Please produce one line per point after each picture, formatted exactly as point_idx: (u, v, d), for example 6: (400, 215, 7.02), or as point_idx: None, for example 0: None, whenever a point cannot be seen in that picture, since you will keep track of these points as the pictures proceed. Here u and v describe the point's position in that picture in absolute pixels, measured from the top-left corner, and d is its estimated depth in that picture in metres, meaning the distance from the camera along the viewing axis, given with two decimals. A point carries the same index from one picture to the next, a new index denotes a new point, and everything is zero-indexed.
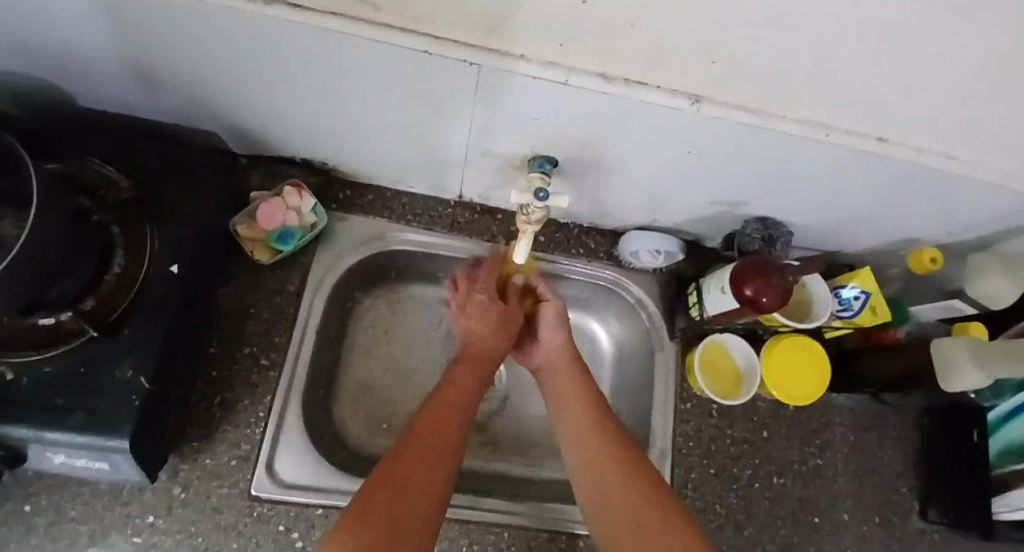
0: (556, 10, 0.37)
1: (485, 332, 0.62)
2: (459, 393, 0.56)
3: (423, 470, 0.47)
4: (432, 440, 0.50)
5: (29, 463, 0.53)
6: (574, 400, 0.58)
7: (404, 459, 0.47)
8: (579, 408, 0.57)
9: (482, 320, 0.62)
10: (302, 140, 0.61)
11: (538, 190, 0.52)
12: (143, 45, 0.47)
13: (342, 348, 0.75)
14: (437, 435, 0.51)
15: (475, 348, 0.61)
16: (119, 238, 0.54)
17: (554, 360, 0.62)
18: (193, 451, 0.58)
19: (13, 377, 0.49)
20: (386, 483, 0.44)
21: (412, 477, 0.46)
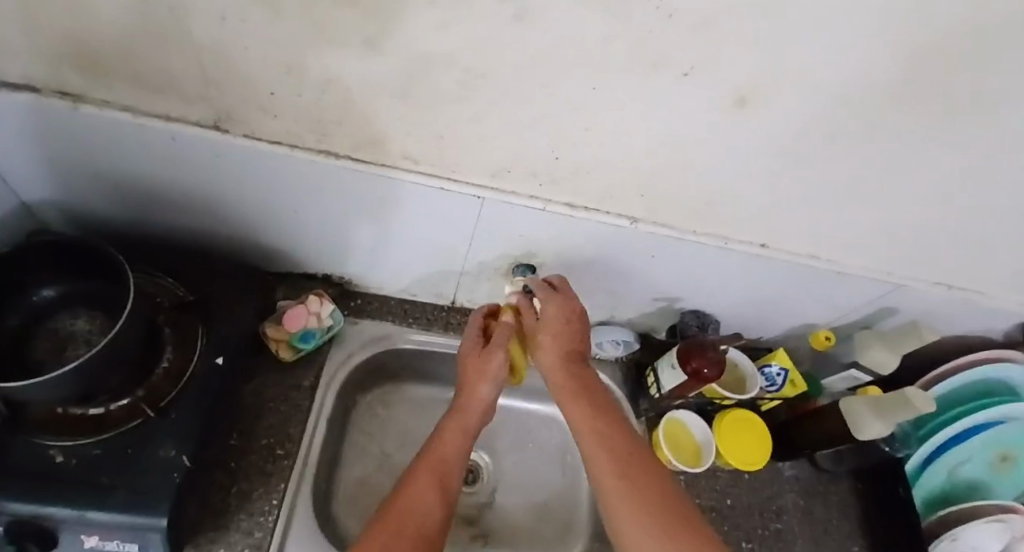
0: (537, 161, 0.55)
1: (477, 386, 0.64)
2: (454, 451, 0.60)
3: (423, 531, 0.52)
4: (423, 492, 0.55)
5: (54, 551, 0.54)
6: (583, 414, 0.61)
7: (401, 516, 0.52)
8: (587, 424, 0.60)
9: (475, 374, 0.65)
10: (325, 256, 0.74)
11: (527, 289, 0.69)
12: (220, 185, 0.62)
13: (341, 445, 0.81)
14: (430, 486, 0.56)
15: (468, 402, 0.63)
16: (169, 337, 0.62)
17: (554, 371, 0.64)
18: (208, 541, 0.60)
19: (63, 458, 0.54)
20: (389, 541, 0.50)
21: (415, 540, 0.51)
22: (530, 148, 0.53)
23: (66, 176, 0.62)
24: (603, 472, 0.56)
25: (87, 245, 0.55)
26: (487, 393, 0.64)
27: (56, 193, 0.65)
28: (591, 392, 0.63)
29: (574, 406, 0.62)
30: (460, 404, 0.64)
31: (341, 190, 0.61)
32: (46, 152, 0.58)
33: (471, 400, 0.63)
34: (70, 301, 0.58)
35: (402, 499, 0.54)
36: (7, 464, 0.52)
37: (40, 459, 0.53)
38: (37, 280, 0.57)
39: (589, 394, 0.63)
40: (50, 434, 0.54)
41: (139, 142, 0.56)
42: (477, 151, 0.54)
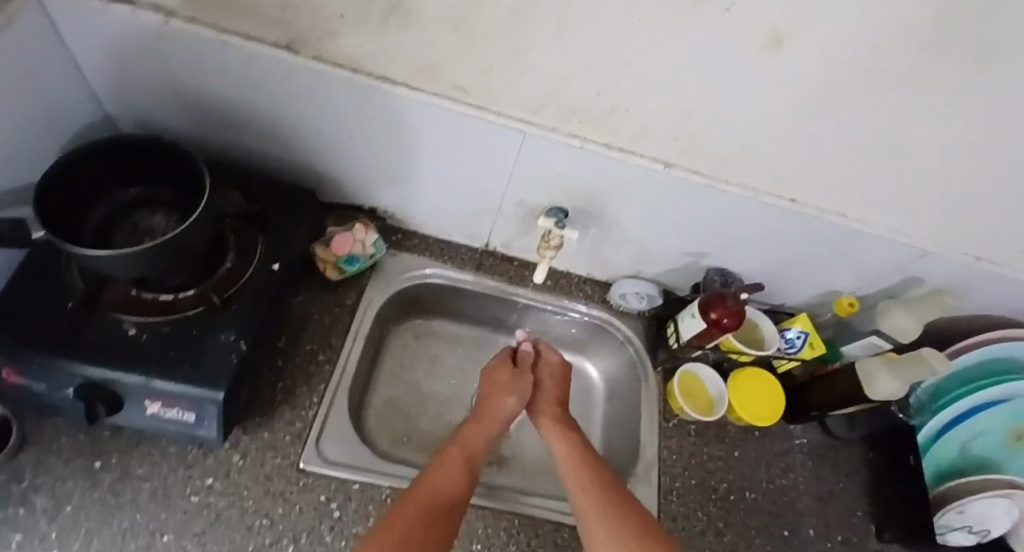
0: (578, 97, 0.58)
1: (503, 401, 0.74)
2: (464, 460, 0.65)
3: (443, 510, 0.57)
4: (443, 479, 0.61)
5: (120, 415, 0.61)
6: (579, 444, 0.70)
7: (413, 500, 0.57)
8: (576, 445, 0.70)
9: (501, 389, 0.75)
10: (373, 187, 0.80)
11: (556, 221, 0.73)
12: (285, 107, 0.68)
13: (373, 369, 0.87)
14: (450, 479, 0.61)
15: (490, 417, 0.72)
16: (233, 244, 0.69)
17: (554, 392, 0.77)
18: (254, 426, 0.68)
19: (135, 333, 0.61)
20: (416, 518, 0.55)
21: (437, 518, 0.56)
22: (573, 82, 0.56)
23: (150, 92, 0.69)
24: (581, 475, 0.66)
25: (173, 147, 0.61)
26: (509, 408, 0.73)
27: (139, 107, 0.72)
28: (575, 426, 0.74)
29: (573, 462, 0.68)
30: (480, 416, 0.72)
31: (393, 119, 0.66)
32: (136, 67, 0.65)
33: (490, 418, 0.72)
34: (149, 201, 0.64)
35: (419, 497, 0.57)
36: (88, 333, 0.59)
37: (117, 331, 0.60)
38: (123, 178, 0.63)
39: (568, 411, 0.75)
40: (126, 310, 0.61)
41: (217, 60, 0.62)
42: (523, 84, 0.58)
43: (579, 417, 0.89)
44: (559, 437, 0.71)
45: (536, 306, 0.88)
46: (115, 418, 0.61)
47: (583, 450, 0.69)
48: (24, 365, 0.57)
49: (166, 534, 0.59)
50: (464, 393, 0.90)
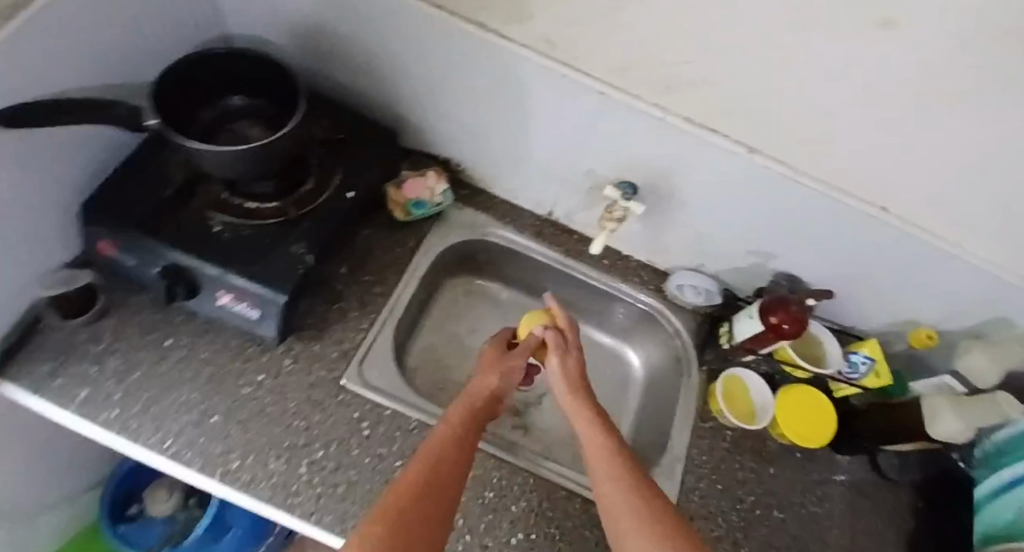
0: (668, 62, 0.57)
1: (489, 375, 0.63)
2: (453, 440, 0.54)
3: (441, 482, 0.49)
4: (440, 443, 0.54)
5: (195, 301, 0.67)
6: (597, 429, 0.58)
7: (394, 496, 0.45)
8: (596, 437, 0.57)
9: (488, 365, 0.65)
10: (451, 138, 0.82)
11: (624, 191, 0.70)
12: (384, 45, 0.71)
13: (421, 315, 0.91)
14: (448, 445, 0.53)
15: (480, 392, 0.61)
16: (316, 166, 0.73)
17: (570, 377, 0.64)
18: (306, 337, 0.72)
19: (219, 230, 0.66)
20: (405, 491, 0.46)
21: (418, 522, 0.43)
22: (664, 47, 0.56)
23: (266, 15, 0.74)
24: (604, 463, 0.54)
25: (281, 66, 0.65)
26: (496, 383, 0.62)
27: (256, 31, 0.78)
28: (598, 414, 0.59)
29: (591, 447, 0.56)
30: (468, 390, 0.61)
31: (482, 67, 0.67)
32: None
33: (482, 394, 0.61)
34: (250, 114, 0.69)
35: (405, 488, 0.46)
36: (181, 222, 0.66)
37: (204, 225, 0.66)
38: (232, 89, 0.68)
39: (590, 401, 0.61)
40: (214, 207, 0.67)
41: None
42: (614, 44, 0.58)
43: (614, 401, 0.90)
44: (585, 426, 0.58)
45: (588, 283, 0.88)
46: (191, 303, 0.67)
47: (608, 433, 0.57)
48: (123, 241, 0.64)
49: (215, 415, 0.66)
50: None
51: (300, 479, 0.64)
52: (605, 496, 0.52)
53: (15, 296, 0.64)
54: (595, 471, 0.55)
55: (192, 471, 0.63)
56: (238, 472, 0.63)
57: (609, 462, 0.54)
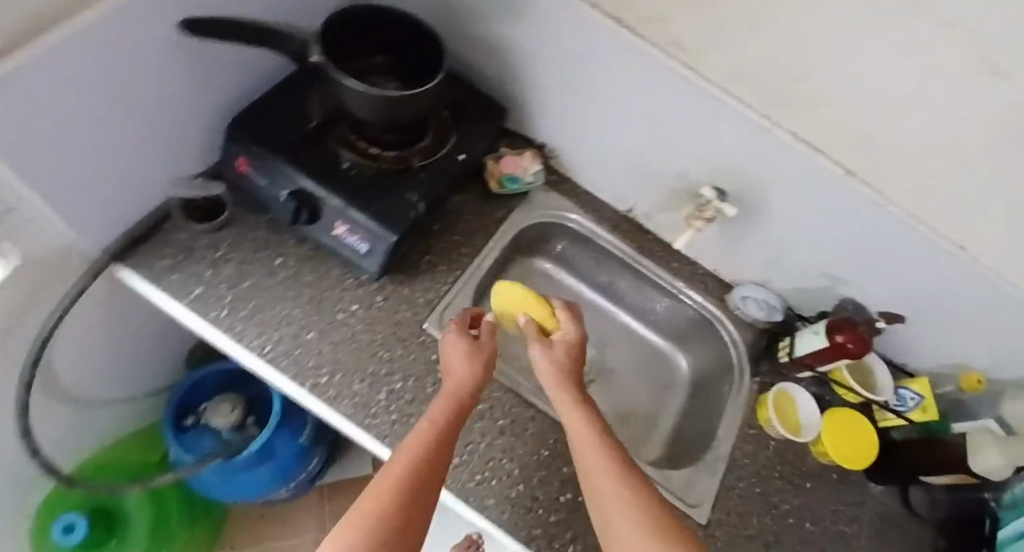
0: (790, 72, 0.60)
1: (460, 365, 0.61)
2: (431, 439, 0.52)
3: (421, 470, 0.49)
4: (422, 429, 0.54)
5: (312, 228, 0.73)
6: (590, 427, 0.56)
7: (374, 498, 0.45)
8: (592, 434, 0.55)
9: (459, 354, 0.62)
10: (552, 125, 0.87)
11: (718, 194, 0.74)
12: (513, 28, 0.76)
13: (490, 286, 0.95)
14: (432, 431, 0.53)
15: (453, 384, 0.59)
16: (434, 127, 0.79)
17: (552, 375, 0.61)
18: (398, 280, 0.78)
19: (347, 167, 0.73)
20: (378, 490, 0.46)
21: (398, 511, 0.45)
22: (789, 65, 0.59)
23: None
24: (599, 458, 0.53)
25: (427, 30, 0.70)
26: (469, 374, 0.60)
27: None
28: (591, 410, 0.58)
29: (587, 443, 0.55)
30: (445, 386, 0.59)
31: (605, 60, 0.71)
32: None
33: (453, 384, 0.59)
34: (385, 69, 0.74)
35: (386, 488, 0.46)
36: (314, 154, 0.72)
37: (335, 161, 0.72)
38: (374, 45, 0.73)
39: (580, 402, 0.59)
40: (346, 146, 0.74)
41: None
42: (742, 52, 0.61)
43: (659, 397, 0.94)
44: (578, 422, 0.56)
45: (654, 282, 0.92)
46: (307, 228, 0.73)
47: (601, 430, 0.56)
48: (259, 160, 0.71)
49: (312, 332, 0.71)
50: None
51: (379, 403, 0.69)
52: (602, 491, 0.50)
53: (152, 194, 0.70)
54: (591, 466, 0.52)
55: (286, 377, 0.68)
56: (326, 386, 0.68)
57: (603, 455, 0.53)
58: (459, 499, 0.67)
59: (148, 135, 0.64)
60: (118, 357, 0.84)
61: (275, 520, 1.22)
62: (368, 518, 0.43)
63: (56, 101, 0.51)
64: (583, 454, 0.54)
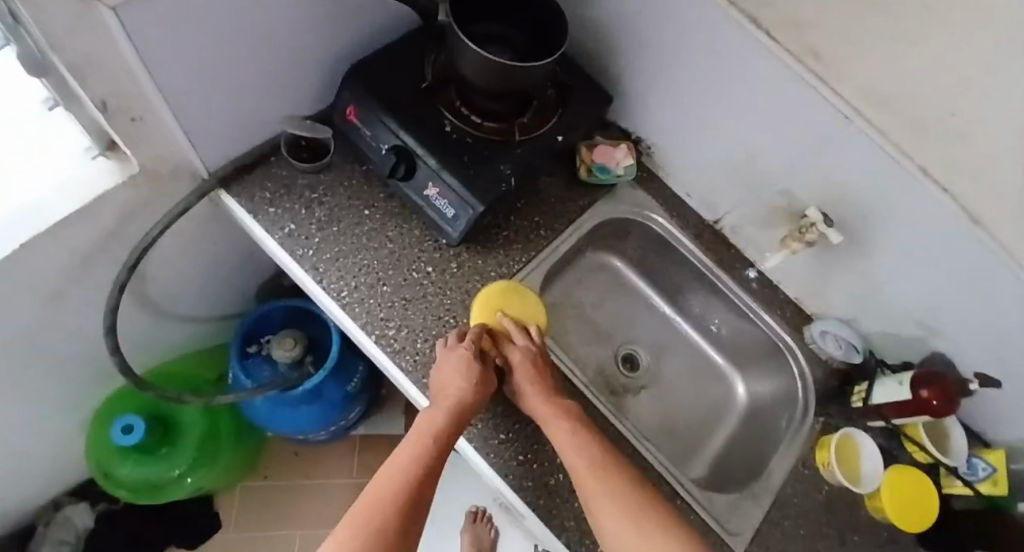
0: (927, 108, 0.51)
1: (449, 379, 0.64)
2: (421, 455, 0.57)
3: (415, 487, 0.55)
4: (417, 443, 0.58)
5: (403, 184, 0.74)
6: (567, 431, 0.62)
7: (368, 514, 0.52)
8: (568, 443, 0.61)
9: (450, 367, 0.64)
10: (655, 120, 0.85)
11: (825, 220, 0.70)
12: (637, 15, 0.73)
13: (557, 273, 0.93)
14: (422, 444, 0.58)
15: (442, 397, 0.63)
16: (538, 103, 0.78)
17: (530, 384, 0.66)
18: (476, 249, 0.78)
19: (449, 130, 0.73)
20: (373, 505, 0.53)
21: (396, 525, 0.52)
22: (925, 105, 0.51)
23: None
24: (576, 461, 0.59)
25: (554, 4, 0.69)
26: (458, 385, 0.63)
27: None
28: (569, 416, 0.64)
29: (567, 446, 0.61)
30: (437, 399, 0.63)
31: (729, 62, 0.68)
32: None
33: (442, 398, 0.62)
34: (503, 37, 0.73)
35: (378, 505, 0.53)
36: (420, 112, 0.73)
37: (438, 123, 0.73)
38: (497, 12, 0.72)
39: (557, 408, 0.64)
40: (447, 108, 0.74)
41: None
42: (881, 78, 0.54)
43: (710, 418, 0.90)
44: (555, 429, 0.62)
45: (729, 298, 0.88)
46: (399, 184, 0.74)
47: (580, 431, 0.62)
48: (368, 110, 0.72)
49: (386, 286, 0.73)
50: (616, 336, 0.95)
51: None
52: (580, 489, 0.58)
53: (265, 128, 0.73)
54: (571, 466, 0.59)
55: (355, 324, 0.70)
56: (391, 339, 0.70)
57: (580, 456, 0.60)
58: (499, 474, 0.67)
59: (274, 71, 0.66)
60: (199, 273, 0.88)
61: (306, 458, 1.27)
62: (371, 534, 0.50)
63: (198, 23, 0.53)
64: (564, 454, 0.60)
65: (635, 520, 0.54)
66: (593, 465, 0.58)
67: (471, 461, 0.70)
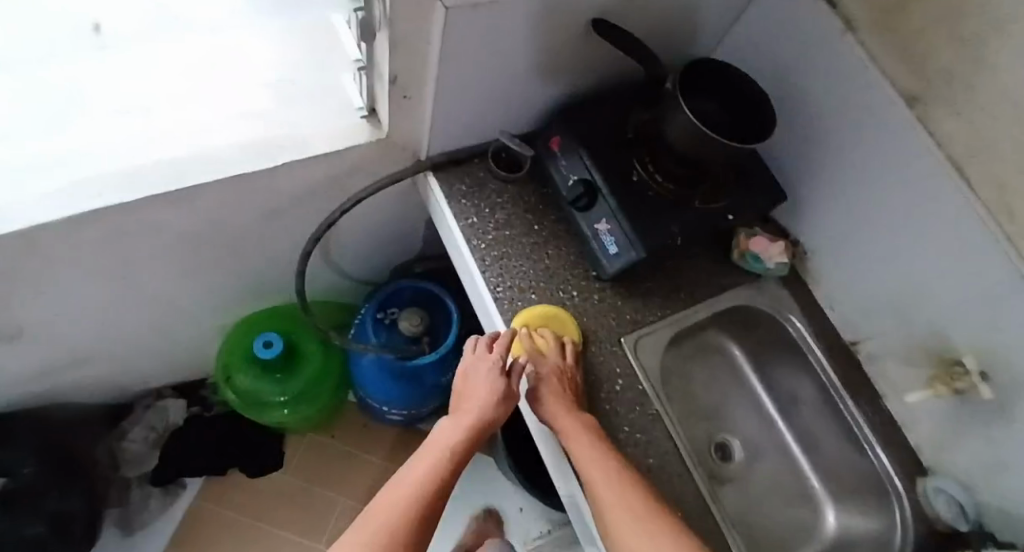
0: None
1: (476, 385, 0.72)
2: (436, 456, 0.66)
3: (431, 486, 0.63)
4: (438, 450, 0.66)
5: (577, 214, 0.82)
6: (587, 445, 0.64)
7: (387, 498, 0.61)
8: (585, 458, 0.63)
9: (479, 375, 0.72)
10: (822, 230, 0.87)
11: (981, 371, 0.69)
12: (845, 133, 0.78)
13: (689, 347, 0.94)
14: (444, 449, 0.66)
15: (469, 404, 0.71)
16: (719, 180, 0.84)
17: (557, 397, 0.69)
18: (620, 291, 0.83)
19: (634, 181, 0.81)
20: (394, 492, 0.62)
21: (408, 513, 0.60)
22: None
23: (757, 61, 0.88)
24: (590, 475, 0.62)
25: (761, 104, 0.75)
26: (481, 394, 0.71)
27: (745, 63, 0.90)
28: (591, 429, 0.67)
29: (582, 454, 0.63)
30: (465, 405, 0.71)
31: (915, 201, 0.71)
32: (775, 43, 0.84)
33: (468, 406, 0.71)
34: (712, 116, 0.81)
35: (400, 491, 0.62)
36: (613, 157, 0.82)
37: (627, 172, 0.81)
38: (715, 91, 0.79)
39: (577, 421, 0.67)
40: (638, 162, 0.82)
41: (844, 71, 0.74)
42: None
43: (787, 537, 0.87)
44: (575, 441, 0.65)
45: (845, 421, 0.87)
46: (573, 213, 0.82)
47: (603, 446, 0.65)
48: (574, 145, 0.81)
49: (534, 294, 0.80)
50: (713, 420, 0.95)
51: None
52: (594, 491, 0.61)
53: (484, 133, 0.84)
54: (585, 477, 0.62)
55: (501, 318, 0.77)
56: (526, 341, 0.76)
57: (595, 467, 0.62)
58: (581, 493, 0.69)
59: (511, 90, 0.76)
60: (368, 233, 1.00)
61: (371, 433, 1.33)
62: (389, 515, 0.59)
63: (480, 42, 0.64)
64: (584, 463, 0.63)
65: (626, 516, 0.58)
66: (607, 479, 0.61)
67: (559, 466, 0.73)
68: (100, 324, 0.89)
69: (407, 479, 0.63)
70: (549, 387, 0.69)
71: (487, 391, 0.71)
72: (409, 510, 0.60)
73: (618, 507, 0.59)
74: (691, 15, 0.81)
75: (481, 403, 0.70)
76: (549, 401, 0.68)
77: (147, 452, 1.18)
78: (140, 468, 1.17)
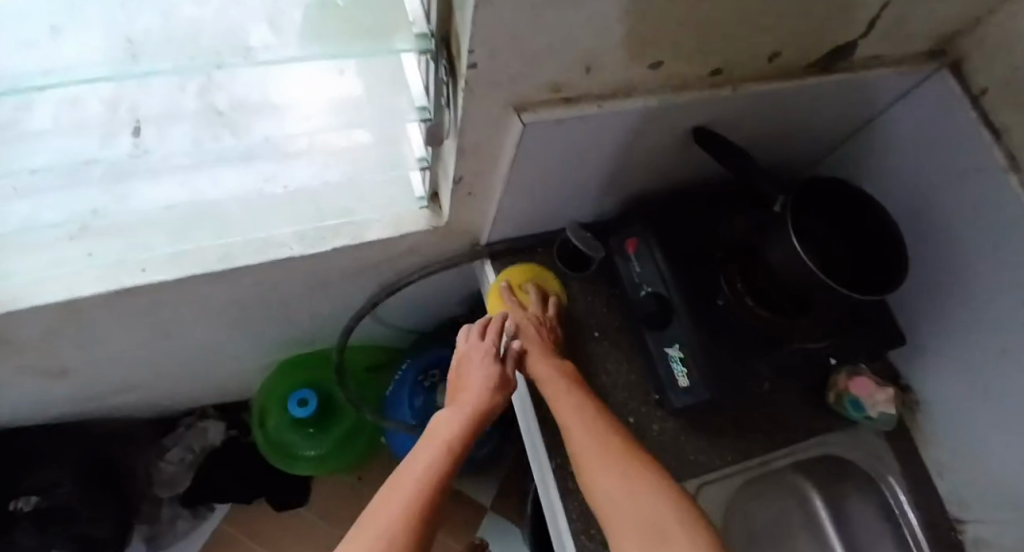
0: None
1: (472, 372, 0.66)
2: (437, 449, 0.58)
3: (432, 479, 0.55)
4: (434, 444, 0.59)
5: (646, 330, 0.72)
6: (583, 411, 0.61)
7: (382, 500, 0.53)
8: (582, 425, 0.59)
9: (472, 360, 0.67)
10: (938, 383, 0.73)
11: None
12: (986, 285, 0.63)
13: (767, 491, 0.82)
14: (440, 440, 0.59)
15: (463, 393, 0.65)
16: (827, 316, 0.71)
17: (551, 368, 0.65)
18: (685, 425, 0.72)
19: (718, 304, 0.70)
20: (389, 494, 0.53)
21: (409, 513, 0.52)
22: None
23: (879, 177, 0.74)
24: (591, 445, 0.58)
25: (888, 234, 0.61)
26: (477, 380, 0.65)
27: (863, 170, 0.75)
28: (586, 394, 0.63)
29: (580, 422, 0.60)
30: (458, 395, 0.65)
31: None
32: (906, 165, 0.69)
33: (464, 393, 0.65)
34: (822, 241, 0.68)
35: (396, 492, 0.53)
36: (694, 272, 0.71)
37: (710, 293, 0.70)
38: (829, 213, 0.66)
39: (573, 391, 0.63)
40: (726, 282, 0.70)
41: (996, 214, 0.59)
42: None
43: None
44: (572, 410, 0.61)
45: None
46: (642, 328, 0.72)
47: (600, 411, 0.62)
48: (652, 252, 0.71)
49: None
50: None
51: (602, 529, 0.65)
52: (595, 458, 0.57)
53: (546, 222, 0.75)
54: (583, 444, 0.58)
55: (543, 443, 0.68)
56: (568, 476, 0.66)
57: (594, 432, 0.59)
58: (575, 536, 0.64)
59: (579, 187, 0.67)
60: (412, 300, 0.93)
61: None
62: (389, 516, 0.51)
63: (544, 147, 0.55)
64: (581, 430, 0.59)
65: (636, 484, 0.54)
66: (607, 443, 0.58)
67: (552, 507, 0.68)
68: (137, 366, 0.88)
69: (402, 476, 0.55)
70: (541, 361, 0.66)
71: (483, 375, 0.66)
72: (411, 511, 0.52)
73: (626, 471, 0.55)
74: (807, 123, 0.68)
75: (478, 391, 0.64)
76: (541, 370, 0.65)
77: (183, 472, 1.18)
78: (174, 488, 1.18)
